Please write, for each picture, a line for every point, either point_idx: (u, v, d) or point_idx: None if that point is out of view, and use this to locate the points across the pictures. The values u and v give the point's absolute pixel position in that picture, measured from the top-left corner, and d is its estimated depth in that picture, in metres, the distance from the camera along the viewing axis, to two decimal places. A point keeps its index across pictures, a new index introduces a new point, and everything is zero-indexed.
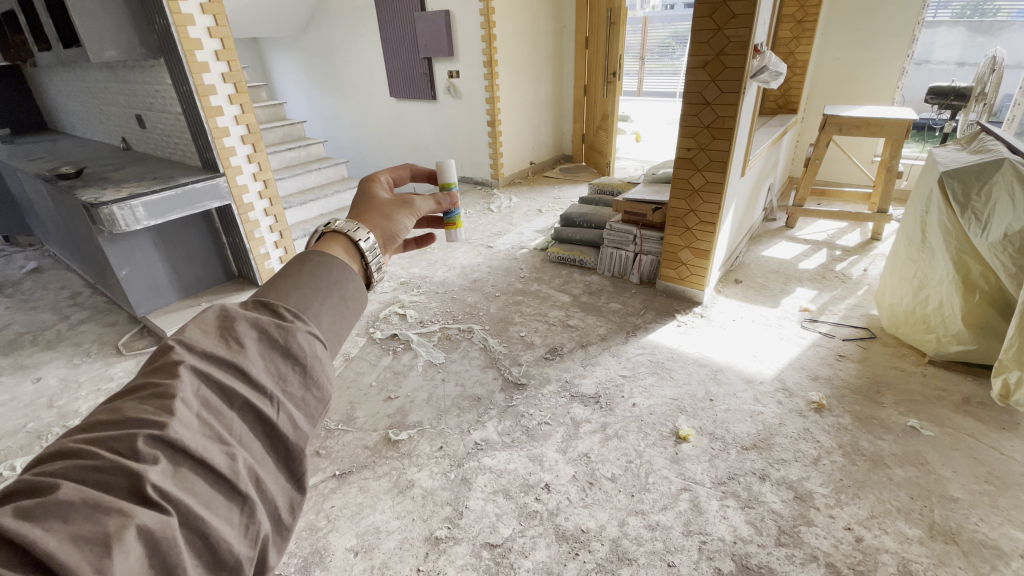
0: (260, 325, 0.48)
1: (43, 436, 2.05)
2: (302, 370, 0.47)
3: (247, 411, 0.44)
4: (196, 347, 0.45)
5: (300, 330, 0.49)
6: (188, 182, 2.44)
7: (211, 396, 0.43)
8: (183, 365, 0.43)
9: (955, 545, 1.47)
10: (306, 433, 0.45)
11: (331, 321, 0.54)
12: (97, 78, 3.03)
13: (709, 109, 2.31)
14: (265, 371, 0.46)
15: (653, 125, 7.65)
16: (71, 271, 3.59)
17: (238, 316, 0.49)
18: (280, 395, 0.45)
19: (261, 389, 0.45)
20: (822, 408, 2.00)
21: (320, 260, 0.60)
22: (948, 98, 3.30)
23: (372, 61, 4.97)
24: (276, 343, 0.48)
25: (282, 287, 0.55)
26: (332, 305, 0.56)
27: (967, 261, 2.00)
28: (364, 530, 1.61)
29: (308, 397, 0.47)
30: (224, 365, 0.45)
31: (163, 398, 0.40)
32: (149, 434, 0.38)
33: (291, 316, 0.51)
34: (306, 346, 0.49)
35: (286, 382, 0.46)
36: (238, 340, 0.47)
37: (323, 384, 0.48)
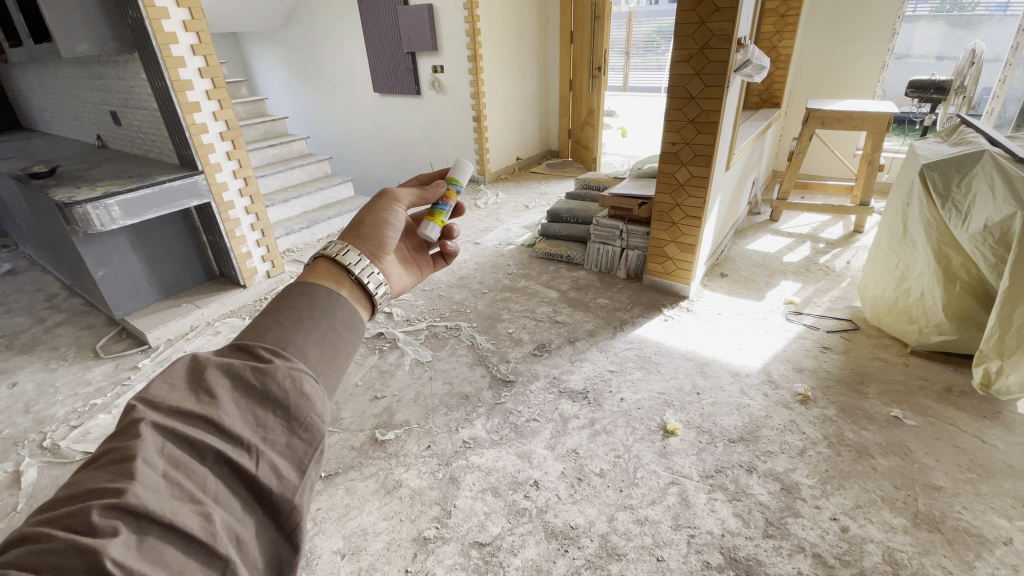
0: (234, 371, 0.49)
1: (19, 442, 1.99)
2: (283, 413, 0.48)
3: (222, 465, 0.44)
4: (161, 402, 0.46)
5: (279, 369, 0.50)
6: (166, 181, 2.38)
7: (178, 453, 0.43)
8: (143, 423, 0.43)
9: (938, 533, 1.49)
10: (292, 483, 0.46)
11: (316, 353, 0.56)
12: (70, 74, 2.93)
13: (693, 103, 2.30)
14: (240, 421, 0.46)
15: (639, 120, 7.67)
16: (46, 272, 3.49)
17: (209, 363, 0.50)
18: (259, 443, 0.46)
19: (236, 440, 0.45)
20: (807, 400, 2.01)
21: (302, 292, 0.63)
22: (929, 91, 3.37)
23: (355, 56, 4.90)
24: (253, 387, 0.49)
25: (260, 327, 0.56)
26: (319, 336, 0.58)
27: (948, 252, 2.03)
28: (351, 533, 1.59)
29: (293, 442, 0.48)
30: (191, 419, 0.45)
31: (124, 462, 0.41)
32: (105, 504, 0.38)
33: (268, 355, 0.52)
34: (287, 384, 0.49)
35: (266, 429, 0.47)
36: (207, 391, 0.47)
37: (311, 423, 0.49)
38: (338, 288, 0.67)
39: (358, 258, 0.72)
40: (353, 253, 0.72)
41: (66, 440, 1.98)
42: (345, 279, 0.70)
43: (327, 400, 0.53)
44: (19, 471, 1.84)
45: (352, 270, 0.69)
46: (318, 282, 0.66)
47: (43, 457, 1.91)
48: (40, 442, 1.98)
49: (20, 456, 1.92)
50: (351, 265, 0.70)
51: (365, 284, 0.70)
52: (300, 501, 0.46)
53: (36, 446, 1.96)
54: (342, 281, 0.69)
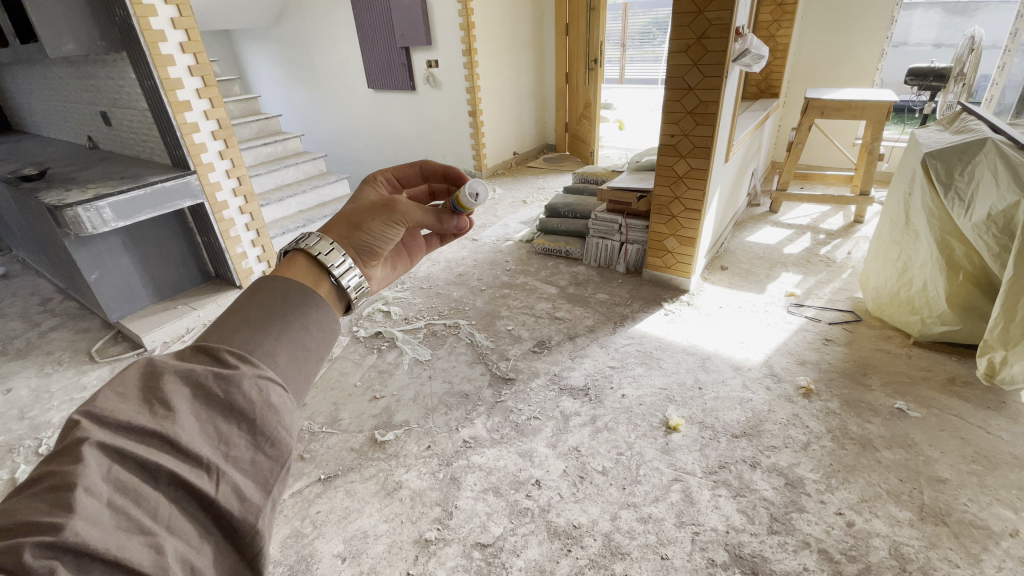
0: (195, 378, 0.47)
1: (14, 449, 1.96)
2: (248, 426, 0.46)
3: (177, 487, 0.42)
4: (109, 418, 0.43)
5: (244, 378, 0.48)
6: (157, 182, 2.35)
7: (127, 476, 0.41)
8: (87, 443, 0.41)
9: (945, 527, 1.48)
10: (255, 505, 0.44)
11: (288, 359, 0.54)
12: (59, 74, 2.88)
13: (692, 94, 2.27)
14: (200, 437, 0.44)
15: (636, 112, 7.62)
16: (40, 276, 3.45)
17: (166, 370, 0.47)
18: (219, 462, 0.44)
19: (194, 460, 0.43)
20: (810, 393, 2.00)
21: (275, 288, 0.60)
22: (927, 79, 3.31)
23: (349, 52, 4.84)
24: (216, 399, 0.47)
25: (226, 327, 0.54)
26: (290, 337, 0.55)
27: (951, 242, 2.01)
28: (352, 535, 1.57)
29: (258, 459, 0.46)
30: (144, 437, 0.43)
31: (64, 491, 0.38)
32: (39, 542, 0.35)
33: (234, 361, 0.50)
34: (253, 395, 0.48)
35: (228, 445, 0.45)
36: (162, 404, 0.45)
37: (277, 438, 0.47)
38: (316, 287, 0.64)
39: (343, 258, 0.68)
40: (335, 250, 0.69)
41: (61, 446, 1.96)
42: (324, 280, 0.67)
43: (297, 410, 0.51)
44: (15, 478, 1.81)
45: (333, 272, 0.66)
46: (295, 279, 0.63)
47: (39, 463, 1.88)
48: (36, 449, 1.95)
49: (15, 463, 1.89)
50: (333, 265, 0.67)
51: (343, 284, 0.67)
52: (263, 525, 0.44)
53: (32, 453, 1.94)
54: (320, 280, 0.66)
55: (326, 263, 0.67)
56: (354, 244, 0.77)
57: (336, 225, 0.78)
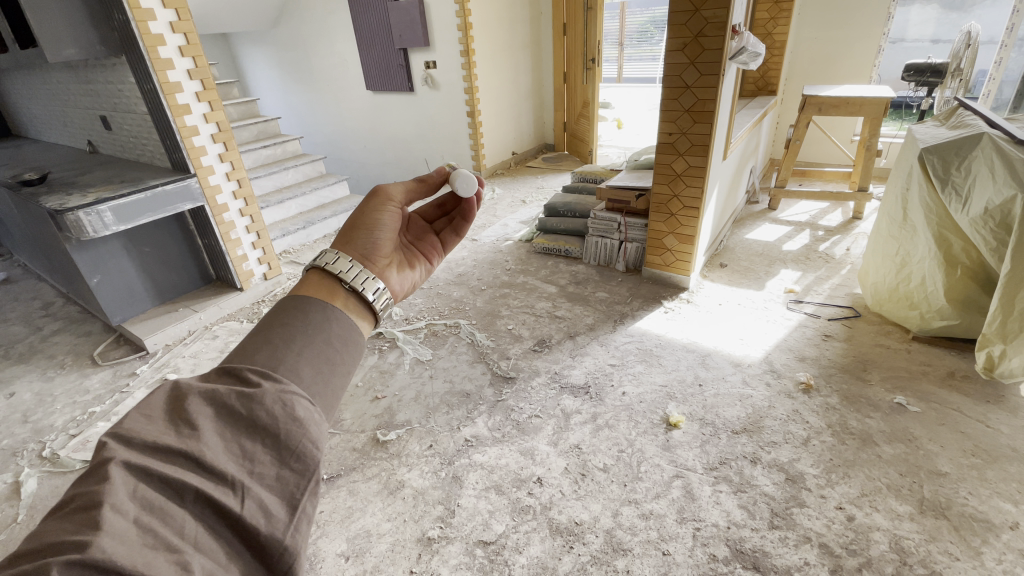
0: (219, 399, 0.49)
1: (18, 453, 1.97)
2: (273, 441, 0.47)
3: (203, 504, 0.42)
4: (135, 438, 0.44)
5: (268, 394, 0.50)
6: (158, 185, 2.36)
7: (153, 496, 0.42)
8: (113, 462, 0.42)
9: (945, 520, 1.48)
10: (282, 521, 0.44)
11: (312, 373, 0.55)
12: (59, 79, 2.89)
13: (689, 92, 2.28)
14: (225, 455, 0.45)
15: (633, 111, 7.63)
16: (41, 280, 3.46)
17: (191, 392, 0.49)
18: (244, 478, 0.45)
19: (220, 477, 0.44)
20: (810, 388, 2.01)
21: (294, 307, 0.61)
22: (925, 75, 3.25)
23: (347, 54, 4.86)
24: (239, 416, 0.48)
25: (250, 348, 0.55)
26: (313, 351, 0.57)
27: (949, 237, 2.01)
28: (355, 534, 1.58)
29: (284, 474, 0.46)
30: (170, 455, 0.44)
31: (91, 510, 0.39)
32: (66, 559, 0.35)
33: (257, 378, 0.51)
34: (277, 409, 0.49)
35: (254, 461, 0.46)
36: (187, 423, 0.46)
37: (303, 451, 0.48)
38: (332, 300, 0.65)
39: (351, 265, 0.70)
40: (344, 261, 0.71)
41: (65, 448, 1.97)
42: (337, 290, 0.68)
43: (323, 424, 0.51)
44: (19, 482, 1.82)
45: (345, 279, 0.68)
46: (311, 295, 0.64)
47: (43, 466, 1.89)
48: (40, 452, 1.96)
49: (20, 466, 1.90)
50: (343, 273, 0.69)
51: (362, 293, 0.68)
52: (292, 540, 0.44)
53: (36, 456, 1.94)
54: (336, 292, 0.68)
55: (339, 272, 0.68)
56: (358, 245, 0.83)
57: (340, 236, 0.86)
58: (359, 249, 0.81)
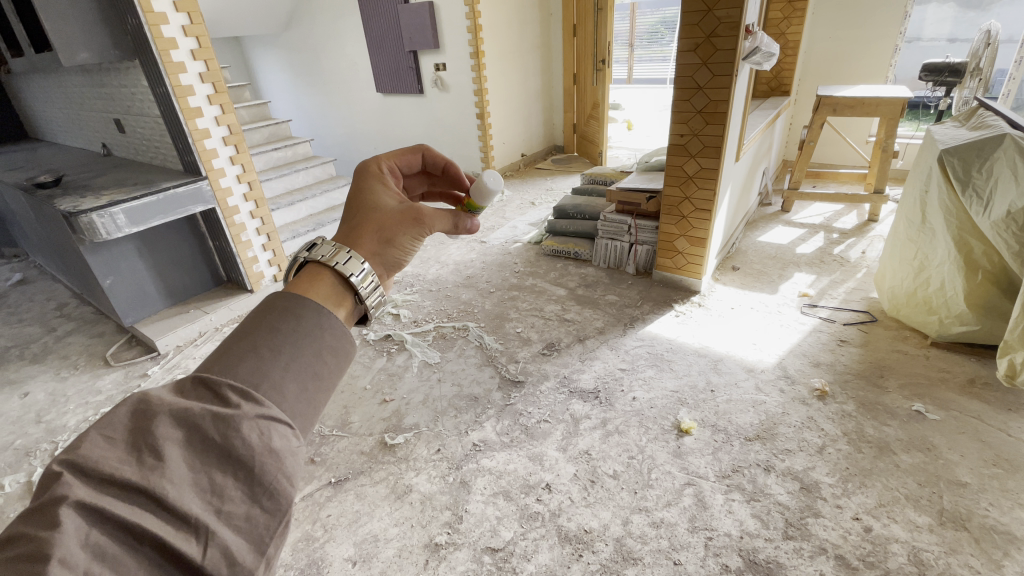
0: (191, 421, 0.45)
1: (31, 453, 1.98)
2: (245, 476, 0.44)
3: (162, 551, 0.40)
4: (94, 470, 0.41)
5: (245, 420, 0.46)
6: (169, 188, 2.37)
7: (108, 543, 0.38)
8: (65, 503, 0.38)
9: (966, 532, 1.44)
10: (248, 568, 0.42)
11: (296, 391, 0.51)
12: (73, 83, 2.93)
13: (701, 93, 2.25)
14: (191, 492, 0.42)
15: (643, 112, 7.60)
16: (56, 281, 3.51)
17: (160, 410, 0.45)
18: (210, 521, 0.42)
19: (183, 519, 0.41)
20: (825, 395, 1.96)
21: (291, 306, 0.56)
22: (943, 74, 3.23)
23: (357, 57, 4.88)
24: (212, 443, 0.44)
25: (231, 355, 0.51)
26: (304, 362, 0.53)
27: (969, 240, 1.96)
28: (362, 539, 1.57)
29: (253, 514, 0.44)
30: (131, 493, 0.41)
31: (34, 565, 0.35)
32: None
33: (236, 399, 0.47)
34: (254, 439, 0.45)
35: (222, 499, 0.43)
36: (152, 452, 0.43)
37: (276, 488, 0.45)
38: (337, 309, 0.63)
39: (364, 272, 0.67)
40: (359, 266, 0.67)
41: None
42: (346, 297, 0.65)
43: (302, 453, 0.48)
44: (31, 482, 1.84)
45: (359, 291, 0.65)
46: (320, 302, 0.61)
47: None
48: (52, 452, 1.98)
49: (32, 467, 1.91)
50: (359, 284, 0.65)
51: (366, 304, 0.66)
52: None
53: (48, 456, 1.96)
54: (343, 300, 0.65)
55: (351, 278, 0.65)
56: (383, 260, 0.76)
57: (368, 239, 0.76)
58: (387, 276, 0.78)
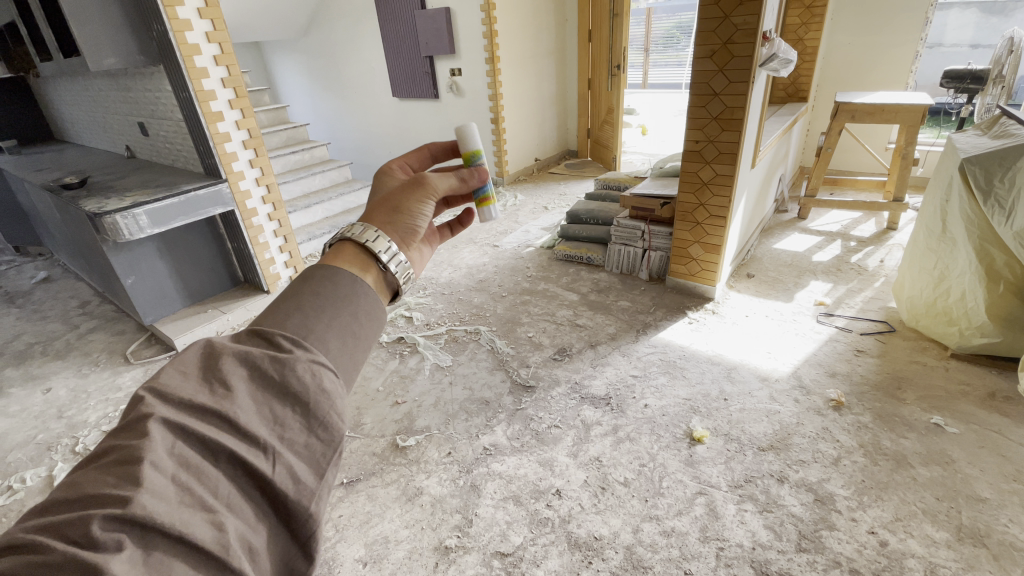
0: (252, 360, 0.48)
1: (53, 447, 2.04)
2: (302, 409, 0.46)
3: (236, 466, 0.42)
4: (173, 395, 0.44)
5: (299, 361, 0.48)
6: (191, 190, 2.43)
7: (190, 453, 0.41)
8: (153, 420, 0.42)
9: (984, 548, 1.41)
10: (309, 488, 0.44)
11: (339, 344, 0.53)
12: (99, 86, 3.01)
13: (717, 100, 2.24)
14: (257, 418, 0.44)
15: (659, 117, 7.56)
16: (79, 280, 3.60)
17: (225, 352, 0.48)
18: (275, 443, 0.44)
19: (252, 440, 0.43)
20: (841, 406, 1.93)
21: (327, 277, 0.59)
22: (964, 81, 3.17)
23: (374, 61, 4.93)
24: (272, 379, 0.47)
25: (280, 313, 0.54)
26: (342, 323, 0.55)
27: (991, 251, 1.93)
28: (372, 540, 1.58)
29: (311, 442, 0.45)
30: (206, 416, 0.43)
31: (132, 466, 0.39)
32: (108, 514, 0.36)
33: (289, 345, 0.50)
34: (307, 378, 0.47)
35: (283, 427, 0.45)
36: (221, 384, 0.45)
37: (330, 421, 0.47)
38: (364, 275, 0.64)
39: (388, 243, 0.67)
40: (381, 238, 0.68)
41: (97, 444, 2.02)
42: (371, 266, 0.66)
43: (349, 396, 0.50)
44: (52, 476, 1.88)
45: (381, 256, 0.66)
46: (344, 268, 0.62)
47: (76, 461, 1.95)
48: (73, 447, 2.03)
49: (53, 461, 1.96)
50: (381, 250, 0.66)
51: (391, 270, 0.66)
52: (317, 508, 0.44)
53: (69, 451, 2.01)
54: (368, 268, 0.65)
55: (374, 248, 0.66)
56: (396, 229, 0.76)
57: (375, 212, 0.78)
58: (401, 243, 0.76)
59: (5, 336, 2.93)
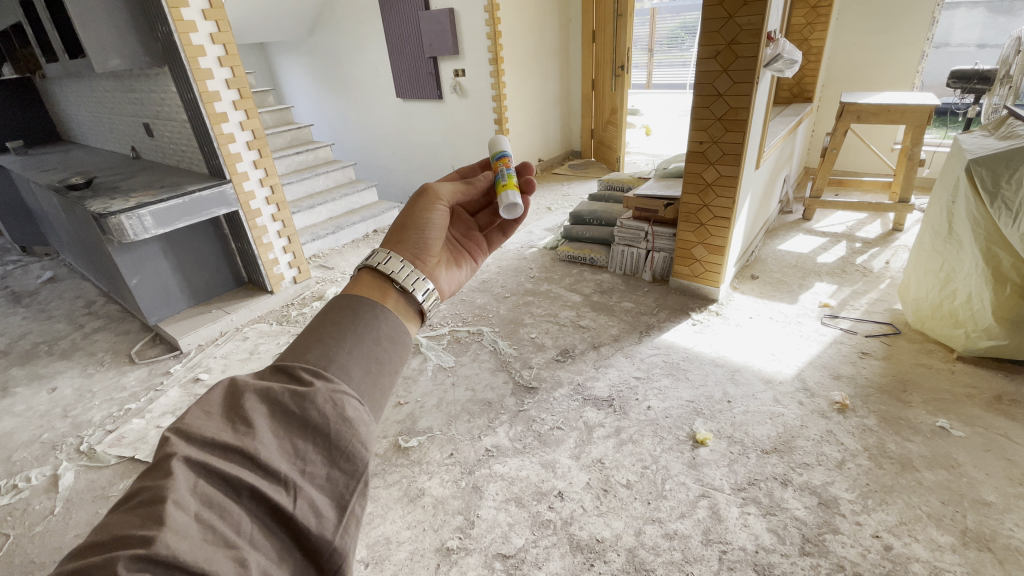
0: (274, 397, 0.50)
1: (58, 446, 2.05)
2: (323, 441, 0.48)
3: (258, 501, 0.43)
4: (196, 435, 0.46)
5: (319, 393, 0.51)
6: (196, 191, 2.44)
7: (214, 491, 0.43)
8: (177, 459, 0.43)
9: (989, 552, 1.40)
10: (330, 520, 0.45)
11: (360, 372, 0.57)
12: (105, 88, 3.03)
13: (721, 101, 2.23)
14: (278, 452, 0.46)
15: (662, 118, 7.55)
16: (85, 280, 3.62)
17: (247, 389, 0.51)
18: (297, 477, 0.46)
19: (274, 475, 0.45)
20: (846, 408, 1.92)
21: (350, 305, 0.64)
22: (971, 81, 3.14)
23: (378, 62, 4.94)
24: (293, 414, 0.49)
25: (303, 348, 0.57)
26: (366, 349, 0.59)
27: (997, 252, 1.91)
28: (374, 541, 1.58)
29: (332, 474, 0.47)
30: (228, 453, 0.45)
31: (156, 505, 0.40)
32: (132, 555, 0.36)
33: (310, 378, 0.52)
34: (329, 409, 0.50)
35: (305, 461, 0.47)
36: (244, 421, 0.48)
37: (353, 452, 0.49)
38: (383, 300, 0.68)
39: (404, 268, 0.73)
40: (396, 262, 0.73)
41: (101, 444, 2.03)
42: (390, 290, 0.71)
43: (370, 425, 0.53)
44: (57, 475, 1.89)
45: (396, 279, 0.71)
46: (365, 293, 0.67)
47: (80, 460, 1.96)
48: (78, 446, 2.03)
49: (58, 460, 1.97)
50: (395, 273, 0.72)
51: (408, 292, 0.71)
52: (339, 540, 0.45)
53: (74, 450, 2.02)
54: (386, 292, 0.70)
55: (388, 271, 0.71)
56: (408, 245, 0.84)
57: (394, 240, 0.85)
58: (415, 256, 0.84)
59: (12, 335, 2.95)
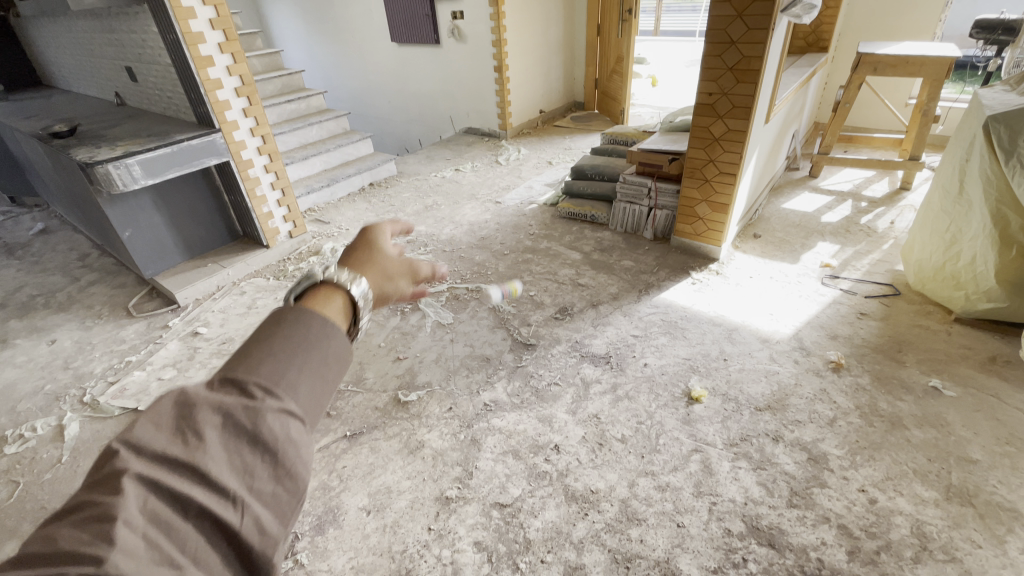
0: (225, 408, 0.48)
1: (61, 397, 2.07)
2: (273, 458, 0.47)
3: (206, 519, 0.43)
4: (145, 448, 0.44)
5: (271, 409, 0.49)
6: (184, 139, 2.35)
7: (161, 507, 0.42)
8: (124, 475, 0.42)
9: (971, 507, 1.44)
10: (274, 538, 0.45)
11: (312, 387, 0.53)
12: (83, 27, 2.86)
13: (733, 49, 2.12)
14: (228, 469, 0.45)
15: (669, 67, 7.25)
16: (78, 232, 3.57)
17: (197, 398, 0.48)
18: (245, 494, 0.45)
19: (221, 491, 0.44)
20: (840, 367, 1.94)
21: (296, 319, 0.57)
22: (995, 32, 3.01)
23: (372, 3, 4.66)
24: (244, 428, 0.47)
25: (253, 356, 0.52)
26: (318, 362, 0.54)
27: (1006, 214, 1.87)
28: (376, 490, 1.63)
29: (279, 491, 0.47)
30: (176, 467, 0.44)
31: (103, 523, 0.39)
32: None
33: (261, 391, 0.50)
34: (278, 428, 0.48)
35: (254, 478, 0.46)
36: (194, 433, 0.46)
37: (298, 471, 0.49)
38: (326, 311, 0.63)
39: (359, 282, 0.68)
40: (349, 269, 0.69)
41: (104, 395, 2.05)
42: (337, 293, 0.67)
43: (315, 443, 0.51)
44: (62, 425, 1.92)
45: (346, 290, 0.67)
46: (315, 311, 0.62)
47: (83, 411, 1.99)
48: (81, 397, 2.06)
49: (62, 410, 2.00)
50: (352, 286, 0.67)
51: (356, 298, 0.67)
52: (277, 558, 0.46)
53: (77, 401, 2.04)
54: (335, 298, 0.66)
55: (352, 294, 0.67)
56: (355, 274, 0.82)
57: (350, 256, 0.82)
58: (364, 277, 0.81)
59: (7, 287, 2.93)
